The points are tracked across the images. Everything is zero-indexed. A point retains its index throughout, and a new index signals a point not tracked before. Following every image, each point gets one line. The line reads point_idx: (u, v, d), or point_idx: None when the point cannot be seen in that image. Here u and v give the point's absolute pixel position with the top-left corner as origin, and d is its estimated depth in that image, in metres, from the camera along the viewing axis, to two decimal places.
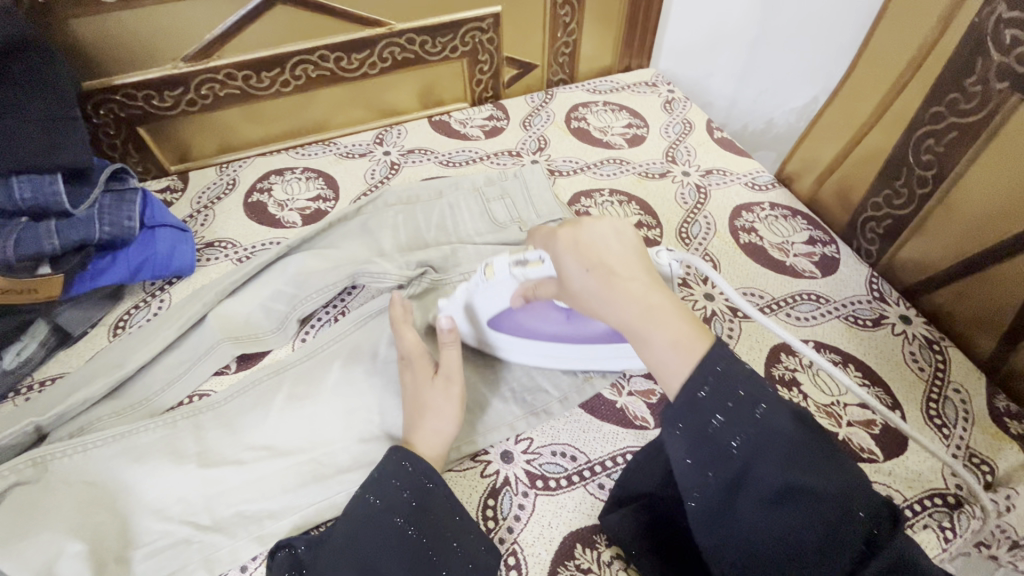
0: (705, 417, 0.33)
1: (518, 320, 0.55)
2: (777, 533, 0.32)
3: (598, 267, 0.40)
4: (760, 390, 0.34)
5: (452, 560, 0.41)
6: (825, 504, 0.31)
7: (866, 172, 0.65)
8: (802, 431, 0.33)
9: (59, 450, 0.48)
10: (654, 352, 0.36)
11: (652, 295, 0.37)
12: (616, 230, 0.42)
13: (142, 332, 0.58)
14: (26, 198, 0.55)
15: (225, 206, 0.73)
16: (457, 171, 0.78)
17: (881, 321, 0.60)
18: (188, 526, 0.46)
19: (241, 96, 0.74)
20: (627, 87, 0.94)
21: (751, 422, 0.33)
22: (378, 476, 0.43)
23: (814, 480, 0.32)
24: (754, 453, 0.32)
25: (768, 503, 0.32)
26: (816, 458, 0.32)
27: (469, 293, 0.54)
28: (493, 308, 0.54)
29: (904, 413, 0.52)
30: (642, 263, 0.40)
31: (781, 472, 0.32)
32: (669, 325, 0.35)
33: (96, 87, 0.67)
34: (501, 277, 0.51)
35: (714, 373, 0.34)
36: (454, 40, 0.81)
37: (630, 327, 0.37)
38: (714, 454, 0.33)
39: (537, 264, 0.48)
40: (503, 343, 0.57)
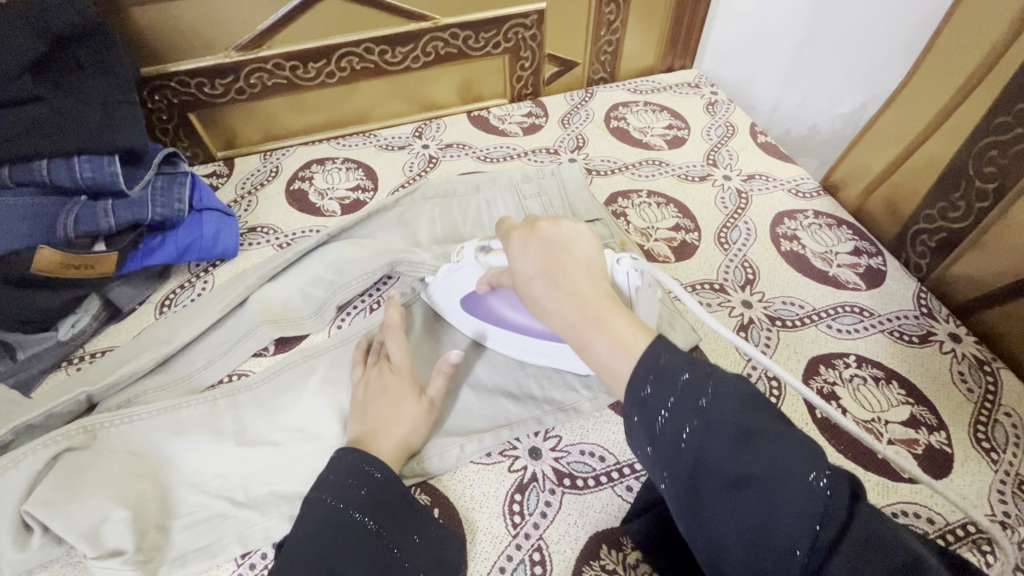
0: (652, 413, 0.33)
1: (490, 308, 0.55)
2: (741, 527, 0.30)
3: (544, 273, 0.40)
4: (703, 377, 0.34)
5: (413, 553, 0.42)
6: (778, 484, 0.30)
7: (920, 183, 0.63)
8: (748, 414, 0.32)
9: (108, 420, 0.50)
10: (594, 354, 0.36)
11: (596, 302, 0.38)
12: (574, 236, 0.42)
13: (188, 311, 0.60)
14: (85, 176, 0.57)
15: (268, 193, 0.75)
16: (495, 167, 0.78)
17: (929, 338, 0.58)
18: (224, 501, 0.48)
19: (288, 85, 0.76)
20: (668, 87, 0.92)
21: (696, 411, 0.32)
22: (331, 477, 0.43)
23: (764, 463, 0.30)
24: (703, 443, 0.32)
25: (727, 494, 0.31)
26: (765, 439, 0.31)
27: (446, 273, 0.56)
28: (462, 292, 0.56)
29: (949, 434, 0.50)
30: (595, 273, 0.40)
31: (732, 459, 0.31)
32: (609, 328, 0.36)
33: (152, 74, 0.69)
34: (467, 262, 0.53)
35: (655, 367, 0.34)
36: (498, 36, 0.81)
37: (570, 329, 0.38)
38: (667, 452, 0.33)
39: (499, 251, 0.51)
40: (471, 325, 0.58)
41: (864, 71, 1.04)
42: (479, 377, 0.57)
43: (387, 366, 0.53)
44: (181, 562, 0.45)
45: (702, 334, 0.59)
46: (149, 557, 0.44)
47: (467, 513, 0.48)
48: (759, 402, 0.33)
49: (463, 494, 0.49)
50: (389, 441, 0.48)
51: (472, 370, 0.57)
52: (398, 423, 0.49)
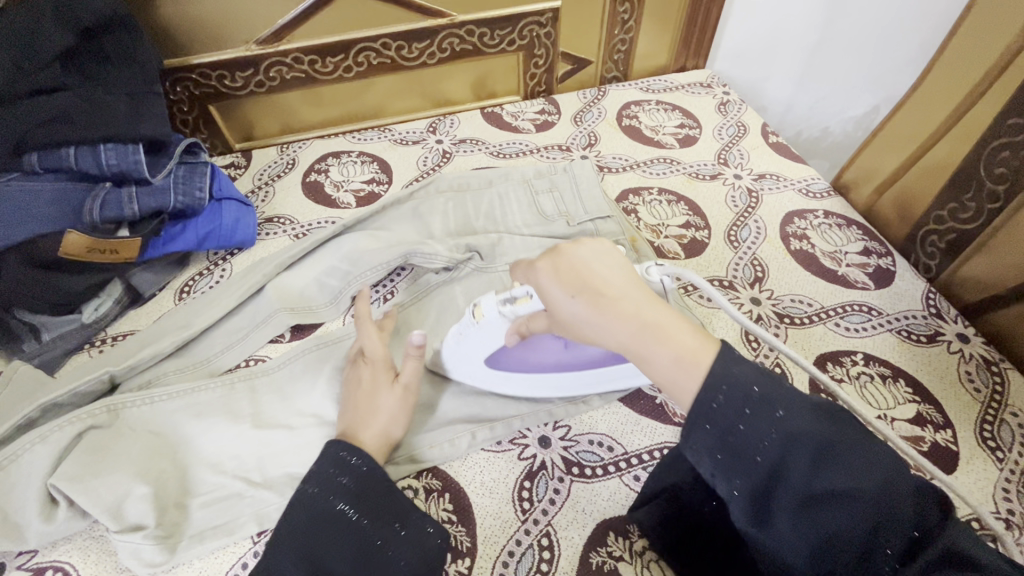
0: (727, 426, 0.31)
1: (517, 358, 0.52)
2: (815, 539, 0.30)
3: (584, 292, 0.37)
4: (776, 389, 0.32)
5: (397, 544, 0.41)
6: (861, 499, 0.29)
7: (930, 185, 0.63)
8: (827, 426, 0.31)
9: (130, 400, 0.51)
10: (660, 371, 0.34)
11: (649, 311, 0.36)
12: (597, 249, 0.39)
13: (206, 297, 0.62)
14: (110, 164, 0.58)
15: (285, 184, 0.77)
16: (507, 162, 0.79)
17: (937, 338, 0.58)
18: (241, 481, 0.49)
19: (306, 79, 0.77)
20: (681, 87, 0.93)
21: (775, 425, 0.31)
22: (315, 470, 0.43)
23: (847, 480, 0.30)
24: (782, 457, 0.30)
25: (803, 507, 0.30)
26: (846, 453, 0.30)
27: (461, 337, 0.51)
28: (488, 353, 0.51)
29: (956, 432, 0.51)
30: (636, 281, 0.38)
31: (813, 475, 0.30)
32: (672, 341, 0.34)
33: (175, 65, 0.71)
34: (489, 319, 0.48)
35: (727, 378, 0.32)
36: (512, 34, 0.82)
37: (629, 347, 0.35)
38: (741, 465, 0.31)
39: (525, 300, 0.46)
40: (507, 384, 0.54)
41: (876, 74, 1.04)
42: None
43: (363, 361, 0.53)
44: (199, 538, 0.46)
45: (710, 330, 0.59)
46: (169, 533, 0.46)
47: (477, 498, 0.49)
48: (833, 412, 0.32)
49: (473, 479, 0.50)
50: (370, 433, 0.47)
51: None
52: (375, 415, 0.48)
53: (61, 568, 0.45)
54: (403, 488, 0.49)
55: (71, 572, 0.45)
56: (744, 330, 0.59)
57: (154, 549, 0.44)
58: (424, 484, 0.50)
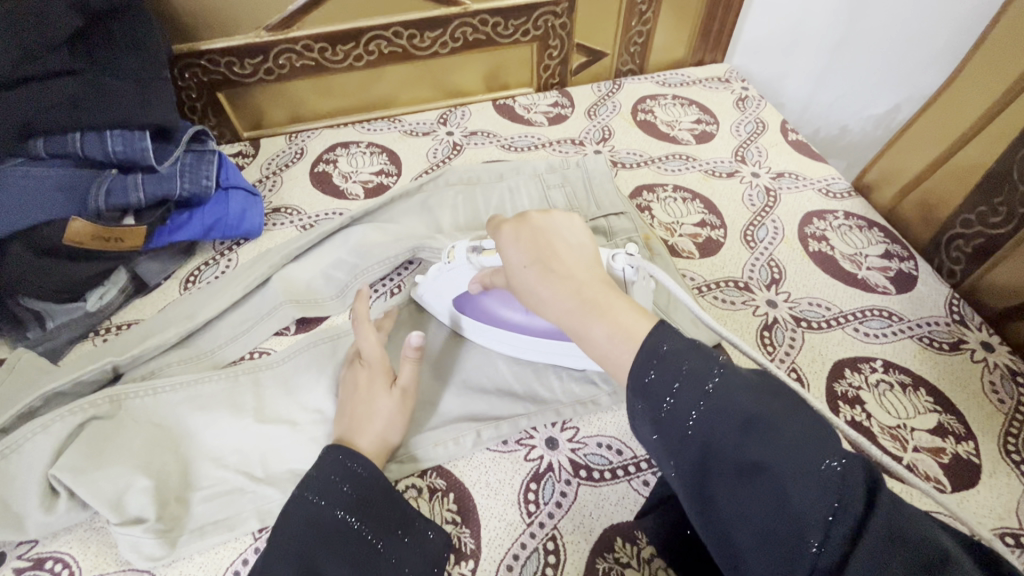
0: (656, 400, 0.31)
1: (484, 306, 0.56)
2: (751, 515, 0.28)
3: (538, 262, 0.39)
4: (707, 362, 0.31)
5: (398, 549, 0.41)
6: (791, 474, 0.27)
7: (958, 187, 0.61)
8: (759, 399, 0.30)
9: (133, 391, 0.51)
10: (594, 345, 0.35)
11: (593, 289, 0.37)
12: (564, 226, 0.42)
13: (212, 288, 0.61)
14: (117, 151, 0.58)
15: (293, 174, 0.76)
16: (519, 156, 0.78)
17: (960, 346, 0.56)
18: (242, 476, 0.48)
19: (316, 67, 0.76)
20: (698, 81, 0.90)
21: (702, 396, 0.30)
22: (315, 474, 0.42)
23: (776, 451, 0.28)
24: (711, 430, 0.29)
25: (736, 483, 0.29)
26: (778, 425, 0.29)
27: (436, 274, 0.56)
28: (457, 292, 0.55)
29: (978, 444, 0.49)
30: (589, 260, 0.40)
31: (741, 447, 0.28)
32: (608, 316, 0.35)
33: (184, 51, 0.69)
34: (459, 263, 0.53)
35: (656, 351, 0.32)
36: (527, 24, 0.80)
37: (568, 319, 0.37)
38: (672, 440, 0.30)
39: (490, 252, 0.50)
40: (469, 329, 0.58)
41: (899, 70, 1.01)
42: (497, 367, 0.57)
43: (360, 364, 0.51)
44: (200, 534, 0.45)
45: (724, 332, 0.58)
46: (169, 527, 0.45)
47: (482, 499, 0.48)
48: (772, 388, 0.31)
49: (479, 480, 0.49)
50: (366, 438, 0.46)
51: (490, 358, 0.57)
52: (370, 420, 0.47)
53: (61, 559, 0.45)
54: (406, 487, 0.49)
55: (71, 564, 0.45)
56: (759, 333, 0.57)
57: (154, 543, 0.44)
58: (428, 483, 0.49)
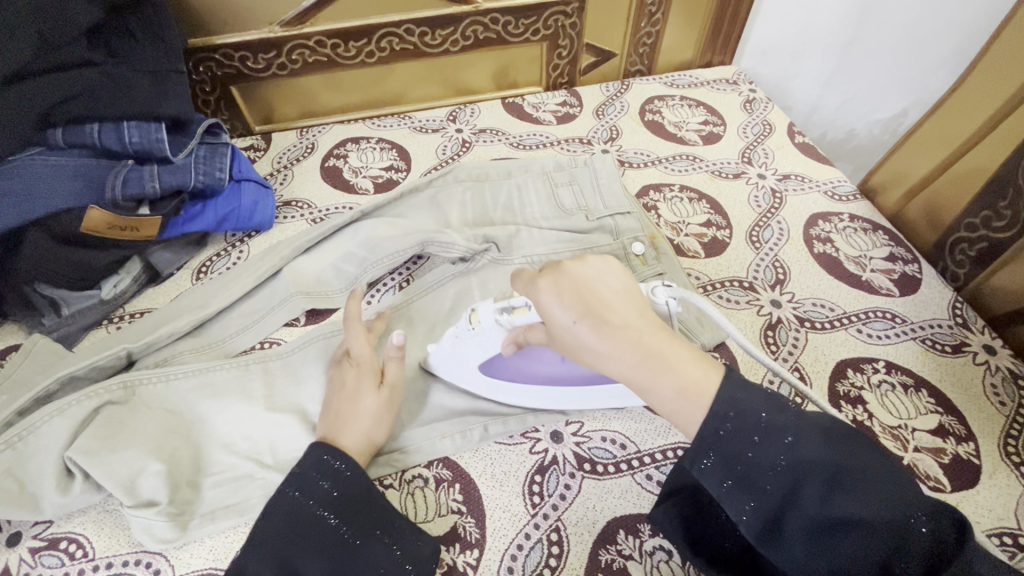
0: (736, 452, 0.32)
1: (512, 366, 0.52)
2: (827, 563, 0.30)
3: (588, 315, 0.38)
4: (784, 416, 0.33)
5: (376, 549, 0.41)
6: (873, 528, 0.30)
7: (963, 190, 0.62)
8: (837, 453, 0.32)
9: (146, 377, 0.52)
10: (662, 401, 0.35)
11: (655, 341, 0.37)
12: (601, 272, 0.40)
13: (224, 278, 0.62)
14: (133, 141, 0.58)
15: (303, 168, 0.77)
16: (527, 154, 0.79)
17: (962, 348, 0.57)
18: (252, 462, 0.49)
19: (328, 63, 0.77)
20: (707, 82, 0.91)
21: (785, 450, 0.32)
22: (297, 471, 0.43)
23: (860, 507, 0.30)
24: (792, 482, 0.31)
25: (818, 533, 0.31)
26: (857, 479, 0.31)
27: (455, 341, 0.51)
28: (482, 358, 0.51)
29: (978, 446, 0.50)
30: (639, 306, 0.39)
31: (823, 503, 0.31)
32: (674, 371, 0.35)
33: (199, 45, 0.71)
34: (485, 326, 0.49)
35: (732, 406, 0.33)
36: (537, 23, 0.81)
37: (631, 376, 0.36)
38: (749, 489, 0.32)
39: (523, 310, 0.46)
40: (501, 393, 0.53)
41: (907, 74, 1.01)
42: None
43: (348, 362, 0.51)
44: (210, 517, 0.46)
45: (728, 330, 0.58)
46: (180, 510, 0.46)
47: (488, 490, 0.49)
48: (843, 433, 0.33)
49: (484, 471, 0.50)
50: (352, 437, 0.47)
51: None
52: (358, 418, 0.47)
53: (75, 540, 0.46)
54: (413, 476, 0.50)
55: (85, 544, 0.46)
56: (763, 333, 0.58)
57: (166, 526, 0.45)
58: (434, 473, 0.50)
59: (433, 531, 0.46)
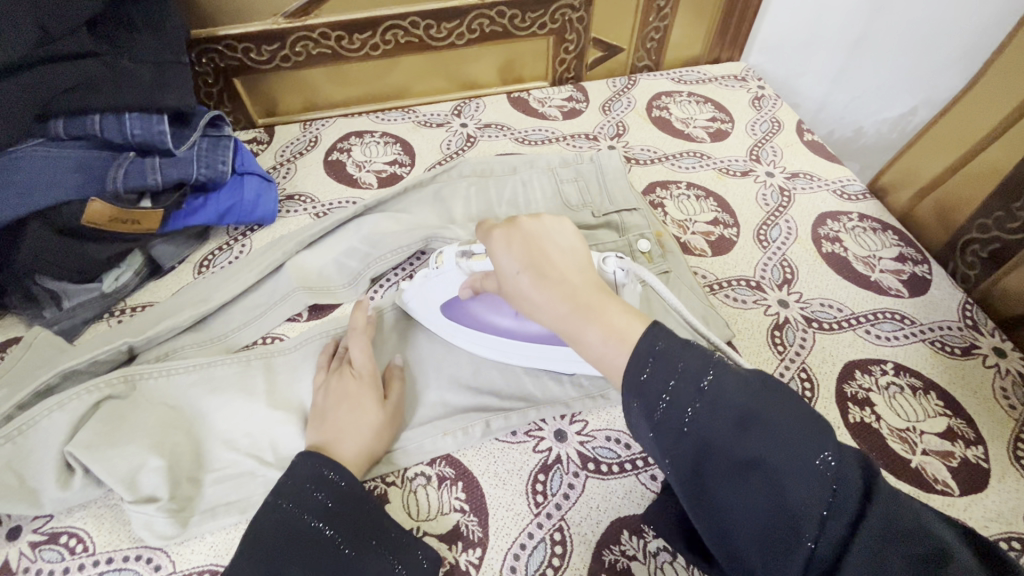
0: (654, 398, 0.31)
1: (470, 312, 0.55)
2: (745, 510, 0.29)
3: (529, 266, 0.39)
4: (702, 359, 0.32)
5: (372, 559, 0.40)
6: (785, 467, 0.28)
7: (976, 190, 0.61)
8: (753, 394, 0.30)
9: (147, 371, 0.51)
10: (589, 347, 0.35)
11: (588, 292, 0.37)
12: (552, 230, 0.41)
13: (225, 272, 0.61)
14: (135, 133, 0.58)
15: (306, 161, 0.76)
16: (532, 149, 0.78)
17: (972, 350, 0.56)
18: (253, 459, 0.49)
19: (332, 56, 0.76)
20: (714, 79, 0.90)
21: (699, 392, 0.30)
22: (290, 482, 0.43)
23: (771, 447, 0.29)
24: (707, 427, 0.30)
25: (732, 477, 0.29)
26: (772, 421, 0.29)
27: (424, 280, 0.55)
28: (444, 298, 0.55)
29: (988, 449, 0.49)
30: (581, 263, 0.40)
31: (737, 444, 0.29)
32: (602, 319, 0.35)
33: (201, 36, 0.70)
34: (448, 268, 0.52)
35: (653, 350, 0.32)
36: (544, 17, 0.80)
37: (561, 324, 0.37)
38: (667, 437, 0.31)
39: (480, 256, 0.50)
40: (456, 336, 0.56)
41: (918, 71, 1.00)
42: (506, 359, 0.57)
43: (349, 372, 0.51)
44: (211, 514, 0.46)
45: (735, 330, 0.57)
46: (181, 506, 0.46)
47: (490, 489, 0.48)
48: (765, 380, 0.31)
49: (487, 469, 0.50)
50: (351, 450, 0.46)
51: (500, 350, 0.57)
52: (358, 431, 0.47)
53: (76, 534, 0.45)
54: (415, 474, 0.49)
55: (85, 539, 0.45)
56: (770, 333, 0.57)
57: (167, 522, 0.44)
58: (437, 471, 0.49)
59: (435, 529, 0.46)
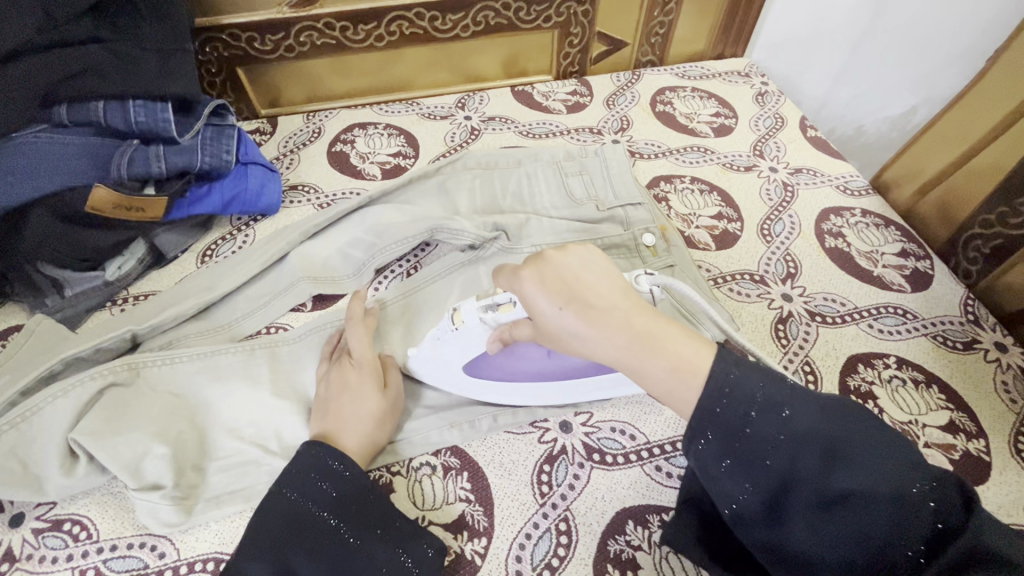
0: (736, 430, 0.31)
1: (496, 364, 0.51)
2: (836, 541, 0.30)
3: (573, 302, 0.37)
4: (780, 391, 0.32)
5: (376, 548, 0.40)
6: (874, 499, 0.29)
7: (977, 187, 0.61)
8: (835, 427, 0.31)
9: (151, 359, 0.51)
10: (656, 381, 0.34)
11: (641, 321, 0.36)
12: (583, 261, 0.39)
13: (229, 262, 0.61)
14: (139, 121, 0.57)
15: (310, 153, 0.76)
16: (537, 142, 0.78)
17: (973, 345, 0.57)
18: (257, 448, 0.49)
19: (336, 46, 0.76)
20: (718, 74, 0.90)
21: (782, 425, 0.31)
22: (294, 473, 0.42)
23: (859, 479, 0.29)
24: (792, 460, 0.30)
25: (816, 509, 0.30)
26: (856, 453, 0.30)
27: (438, 342, 0.50)
28: (467, 358, 0.50)
29: (988, 442, 0.50)
30: (623, 291, 0.38)
31: (823, 476, 0.30)
32: (667, 351, 0.34)
33: (205, 25, 0.69)
34: (469, 324, 0.48)
35: (728, 381, 0.32)
36: (549, 10, 0.80)
37: (621, 359, 0.35)
38: (749, 470, 0.31)
39: (507, 307, 0.45)
40: (486, 393, 0.52)
41: (919, 70, 1.00)
42: None
43: (349, 361, 0.51)
44: (216, 502, 0.46)
45: (739, 324, 0.58)
46: (186, 494, 0.46)
47: (495, 479, 0.48)
48: (842, 406, 0.32)
49: (492, 460, 0.50)
50: (352, 438, 0.46)
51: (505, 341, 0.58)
52: (359, 419, 0.47)
53: (79, 522, 0.45)
54: (420, 464, 0.49)
55: (89, 526, 0.45)
56: (773, 326, 0.58)
57: (172, 510, 0.44)
58: (442, 462, 0.49)
59: (441, 519, 0.46)
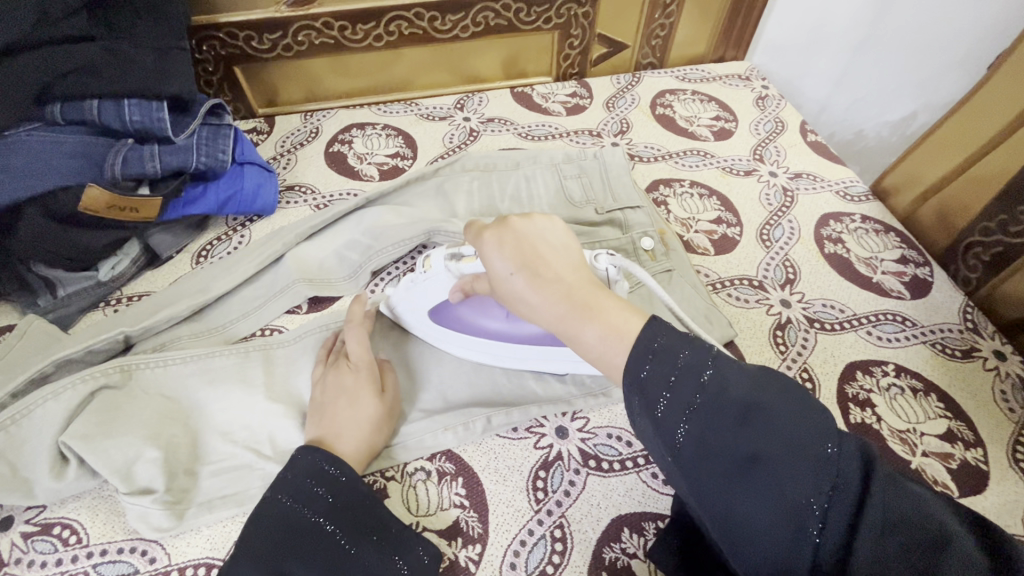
0: (654, 398, 0.31)
1: (459, 315, 0.52)
2: (754, 507, 0.29)
3: (526, 268, 0.38)
4: (701, 355, 0.32)
5: (372, 555, 0.40)
6: (784, 462, 0.28)
7: (978, 195, 0.61)
8: (754, 391, 0.30)
9: (143, 361, 0.50)
10: (589, 347, 0.35)
11: (583, 292, 0.36)
12: (545, 229, 0.40)
13: (224, 262, 0.61)
14: (134, 120, 0.57)
15: (307, 153, 0.75)
16: (535, 144, 0.77)
17: (972, 353, 0.56)
18: (251, 452, 0.48)
19: (335, 46, 0.75)
20: (719, 77, 0.90)
21: (700, 388, 0.31)
22: (290, 477, 0.42)
23: (769, 441, 0.29)
24: (706, 424, 0.30)
25: (731, 476, 0.29)
26: (771, 416, 0.29)
27: (409, 285, 0.52)
28: (432, 302, 0.51)
29: (987, 452, 0.49)
30: (574, 261, 0.39)
31: (734, 440, 0.29)
32: (601, 317, 0.35)
33: (202, 23, 0.69)
34: (436, 271, 0.49)
35: (653, 348, 0.32)
36: (550, 11, 0.79)
37: (559, 325, 0.36)
38: (669, 437, 0.31)
39: (472, 258, 0.46)
40: (445, 339, 0.55)
41: (919, 75, 1.00)
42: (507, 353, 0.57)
43: (346, 364, 0.50)
44: (208, 507, 0.45)
45: (738, 330, 0.57)
46: (178, 499, 0.45)
47: (491, 485, 0.48)
48: (767, 373, 0.32)
49: (487, 465, 0.49)
50: (347, 443, 0.46)
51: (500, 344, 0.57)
52: (354, 424, 0.47)
53: (69, 526, 0.45)
54: (415, 469, 0.49)
55: (79, 530, 0.45)
56: (772, 333, 0.57)
57: (163, 515, 0.44)
58: (437, 467, 0.49)
59: (434, 525, 0.46)
